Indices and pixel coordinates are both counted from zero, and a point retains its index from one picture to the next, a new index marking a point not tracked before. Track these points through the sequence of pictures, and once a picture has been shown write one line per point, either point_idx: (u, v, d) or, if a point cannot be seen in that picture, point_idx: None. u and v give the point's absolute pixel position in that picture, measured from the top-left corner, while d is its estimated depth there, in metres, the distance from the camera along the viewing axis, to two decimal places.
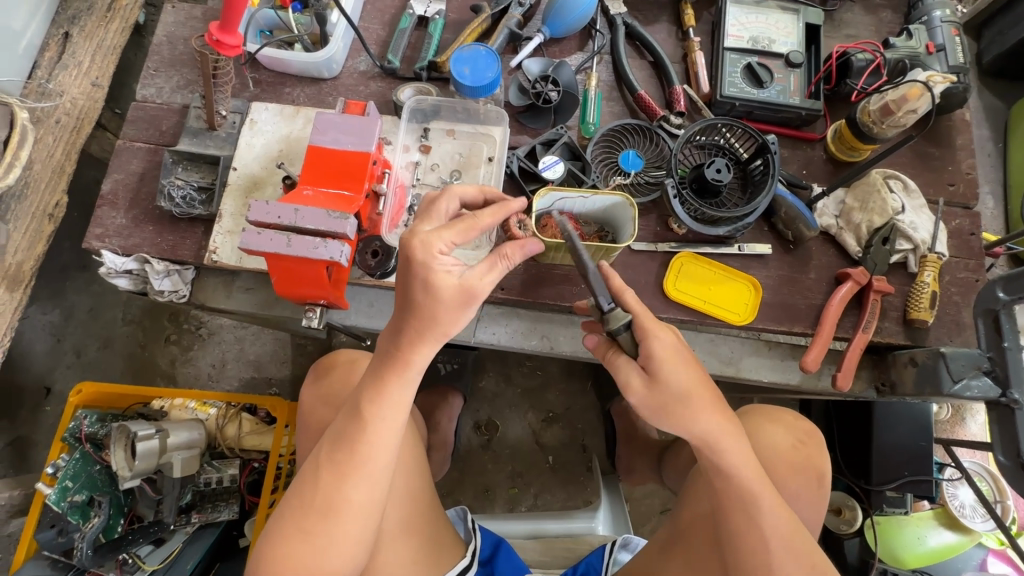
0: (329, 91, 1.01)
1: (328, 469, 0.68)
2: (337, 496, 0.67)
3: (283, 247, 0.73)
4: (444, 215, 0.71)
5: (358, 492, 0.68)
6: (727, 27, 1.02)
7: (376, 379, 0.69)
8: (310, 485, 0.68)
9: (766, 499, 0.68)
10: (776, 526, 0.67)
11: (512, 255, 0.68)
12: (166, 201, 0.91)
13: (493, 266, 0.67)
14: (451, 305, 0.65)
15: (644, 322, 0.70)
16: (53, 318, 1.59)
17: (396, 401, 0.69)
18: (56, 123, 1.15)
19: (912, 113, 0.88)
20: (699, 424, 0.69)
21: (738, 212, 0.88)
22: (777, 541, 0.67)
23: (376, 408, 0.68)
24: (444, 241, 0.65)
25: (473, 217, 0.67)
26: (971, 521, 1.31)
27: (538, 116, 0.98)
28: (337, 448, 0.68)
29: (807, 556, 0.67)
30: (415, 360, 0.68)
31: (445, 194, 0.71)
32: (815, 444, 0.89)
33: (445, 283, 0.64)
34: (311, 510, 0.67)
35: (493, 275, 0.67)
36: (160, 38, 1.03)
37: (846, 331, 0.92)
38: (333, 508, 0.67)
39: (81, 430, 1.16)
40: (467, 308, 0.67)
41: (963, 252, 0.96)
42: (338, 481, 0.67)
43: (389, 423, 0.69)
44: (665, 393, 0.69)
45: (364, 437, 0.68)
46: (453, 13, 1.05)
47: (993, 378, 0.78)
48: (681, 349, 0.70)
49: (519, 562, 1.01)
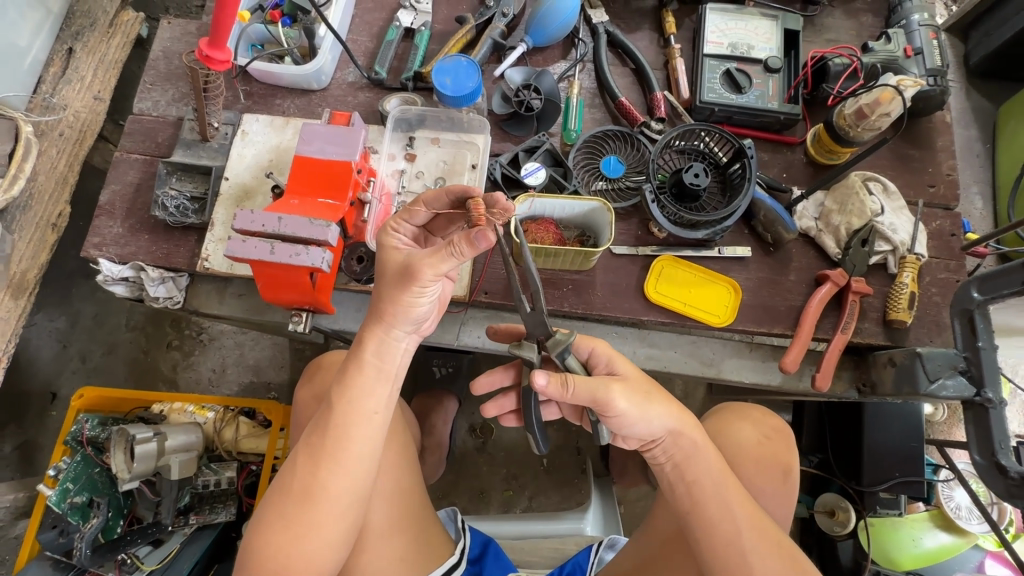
0: (318, 102, 1.04)
1: (305, 457, 0.70)
2: (314, 483, 0.69)
3: (266, 255, 0.75)
4: (418, 212, 0.75)
5: (334, 479, 0.69)
6: (707, 35, 1.03)
7: (350, 368, 0.72)
8: (289, 473, 0.71)
9: (729, 491, 0.70)
10: (746, 522, 0.68)
11: (456, 241, 0.64)
12: (161, 210, 0.94)
13: (438, 251, 0.66)
14: (392, 280, 0.69)
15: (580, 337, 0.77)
16: (59, 324, 1.63)
17: (368, 388, 0.71)
18: (59, 136, 1.19)
19: (885, 116, 0.90)
20: (662, 421, 0.70)
21: (715, 216, 0.90)
22: (749, 532, 0.68)
23: (350, 396, 0.70)
24: (400, 227, 0.74)
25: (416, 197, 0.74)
26: (966, 523, 1.28)
27: (521, 124, 1.01)
28: (314, 437, 0.71)
29: (778, 553, 0.68)
30: (384, 347, 0.71)
31: (422, 197, 0.74)
32: (781, 439, 0.91)
33: (391, 258, 0.71)
34: (291, 497, 0.69)
35: (435, 260, 0.66)
36: (156, 53, 1.06)
37: (826, 332, 0.93)
38: (311, 495, 0.69)
39: (82, 433, 1.21)
40: (408, 287, 0.67)
41: (943, 253, 0.97)
42: (314, 468, 0.69)
43: (361, 411, 0.71)
44: (631, 388, 0.69)
45: (337, 423, 0.70)
46: (439, 25, 1.08)
47: (968, 378, 0.79)
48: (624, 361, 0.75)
49: (507, 563, 1.03)
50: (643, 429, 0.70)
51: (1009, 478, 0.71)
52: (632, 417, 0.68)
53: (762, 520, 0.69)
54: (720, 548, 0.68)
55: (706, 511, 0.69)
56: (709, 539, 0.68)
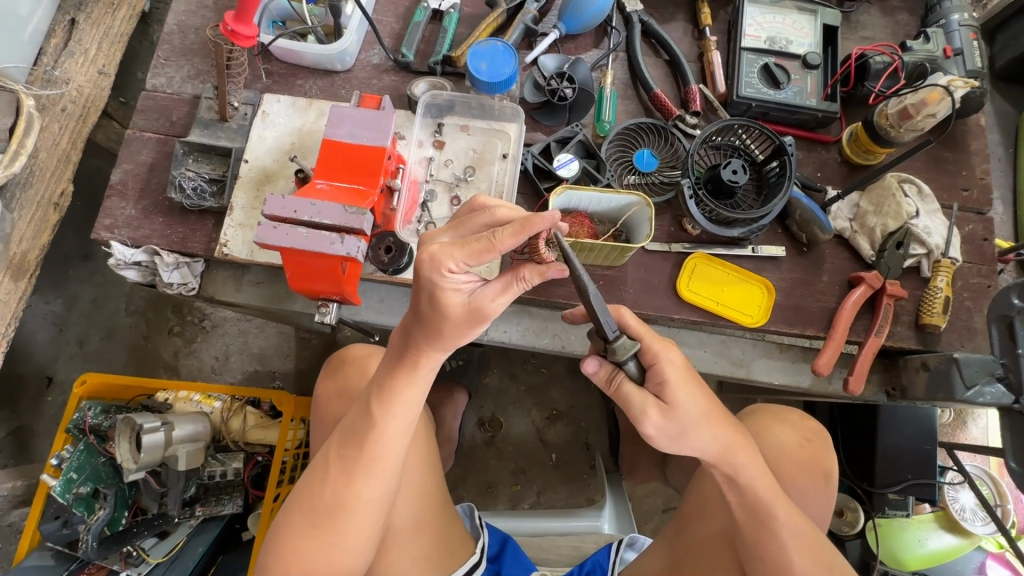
0: (342, 84, 1.00)
1: (337, 466, 0.72)
2: (347, 492, 0.71)
3: (299, 242, 0.72)
4: (488, 256, 0.61)
5: (368, 490, 0.72)
6: (745, 27, 1.01)
7: (392, 377, 0.71)
8: (319, 483, 0.72)
9: (781, 511, 0.71)
10: (796, 536, 0.70)
11: (528, 278, 0.64)
12: (177, 192, 0.90)
13: (507, 287, 0.64)
14: (458, 322, 0.65)
15: (651, 343, 0.70)
16: (55, 307, 1.58)
17: (408, 399, 0.71)
18: (62, 111, 1.14)
19: (931, 117, 0.88)
20: (708, 442, 0.69)
21: (753, 215, 0.88)
22: (799, 554, 0.70)
23: (388, 406, 0.71)
24: (459, 263, 0.62)
25: (491, 240, 0.60)
26: (970, 525, 1.32)
27: (553, 113, 0.97)
28: (346, 444, 0.72)
29: (819, 560, 0.70)
30: (425, 364, 0.70)
31: (497, 247, 0.59)
32: (820, 443, 0.90)
33: (448, 301, 0.63)
34: (320, 507, 0.72)
35: (503, 294, 0.64)
36: (171, 27, 1.01)
37: (859, 335, 0.92)
38: (342, 505, 0.71)
39: (85, 421, 1.15)
40: (476, 324, 0.66)
41: (976, 258, 0.96)
42: (348, 479, 0.71)
43: (398, 421, 0.72)
44: (709, 399, 0.70)
45: (373, 436, 0.71)
46: (468, 8, 1.04)
47: (1006, 384, 0.78)
48: (687, 369, 0.70)
49: (526, 561, 1.01)
50: (693, 454, 0.70)
51: None
52: (710, 430, 0.69)
53: (813, 544, 0.70)
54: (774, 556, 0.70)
55: (762, 531, 0.70)
56: (763, 554, 0.70)
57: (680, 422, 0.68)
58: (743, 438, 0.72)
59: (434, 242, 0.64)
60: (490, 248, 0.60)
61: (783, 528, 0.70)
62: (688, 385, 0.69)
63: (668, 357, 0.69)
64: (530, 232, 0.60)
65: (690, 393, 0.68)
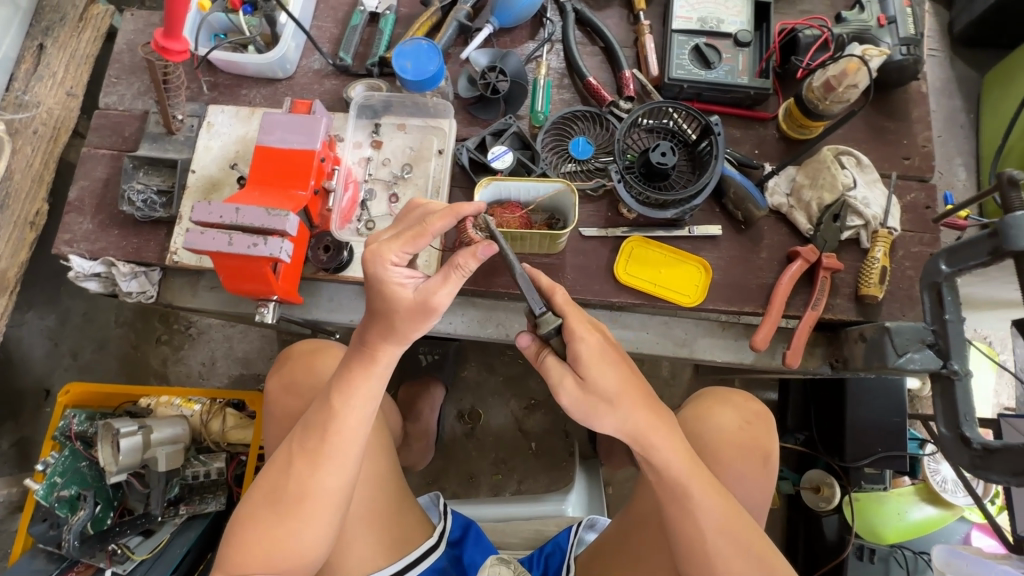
0: (284, 90, 1.03)
1: (299, 457, 0.74)
2: (309, 482, 0.73)
3: (224, 246, 0.75)
4: (422, 241, 0.68)
5: (331, 479, 0.74)
6: (676, 9, 1.01)
7: (352, 370, 0.74)
8: (283, 473, 0.75)
9: (702, 492, 0.71)
10: (714, 516, 0.70)
11: (464, 264, 0.66)
12: (128, 206, 0.95)
13: (448, 277, 0.67)
14: (407, 315, 0.68)
15: (572, 325, 0.72)
16: (49, 322, 1.65)
17: (367, 390, 0.74)
18: (34, 134, 1.19)
19: (854, 87, 0.88)
20: (624, 419, 0.72)
21: (683, 195, 0.88)
22: (718, 535, 0.70)
23: (347, 398, 0.74)
24: (401, 257, 0.68)
25: (422, 226, 0.68)
26: (951, 496, 1.30)
27: (488, 107, 0.99)
28: (308, 436, 0.75)
29: (744, 542, 0.70)
30: (381, 356, 0.73)
31: (430, 231, 0.67)
32: (762, 424, 0.91)
33: (397, 296, 0.68)
34: (282, 497, 0.74)
35: (449, 285, 0.68)
36: (121, 46, 1.05)
37: (797, 309, 0.93)
38: (305, 494, 0.73)
39: (70, 428, 1.22)
40: (427, 319, 0.69)
41: (918, 226, 0.96)
42: (311, 469, 0.73)
43: (359, 412, 0.74)
44: (632, 380, 0.73)
45: (334, 426, 0.74)
46: (405, 8, 1.06)
47: (936, 351, 0.77)
48: (606, 348, 0.73)
49: (487, 545, 1.04)
50: (613, 426, 0.73)
51: (973, 449, 0.71)
52: (633, 407, 0.72)
53: (734, 519, 0.71)
54: (705, 534, 0.70)
55: (681, 507, 0.71)
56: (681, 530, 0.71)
57: (597, 398, 0.72)
58: (663, 414, 0.74)
59: (377, 240, 0.70)
60: (423, 232, 0.68)
61: (697, 505, 0.70)
62: (603, 366, 0.71)
63: (584, 339, 0.72)
64: (457, 215, 0.67)
65: (608, 371, 0.72)
